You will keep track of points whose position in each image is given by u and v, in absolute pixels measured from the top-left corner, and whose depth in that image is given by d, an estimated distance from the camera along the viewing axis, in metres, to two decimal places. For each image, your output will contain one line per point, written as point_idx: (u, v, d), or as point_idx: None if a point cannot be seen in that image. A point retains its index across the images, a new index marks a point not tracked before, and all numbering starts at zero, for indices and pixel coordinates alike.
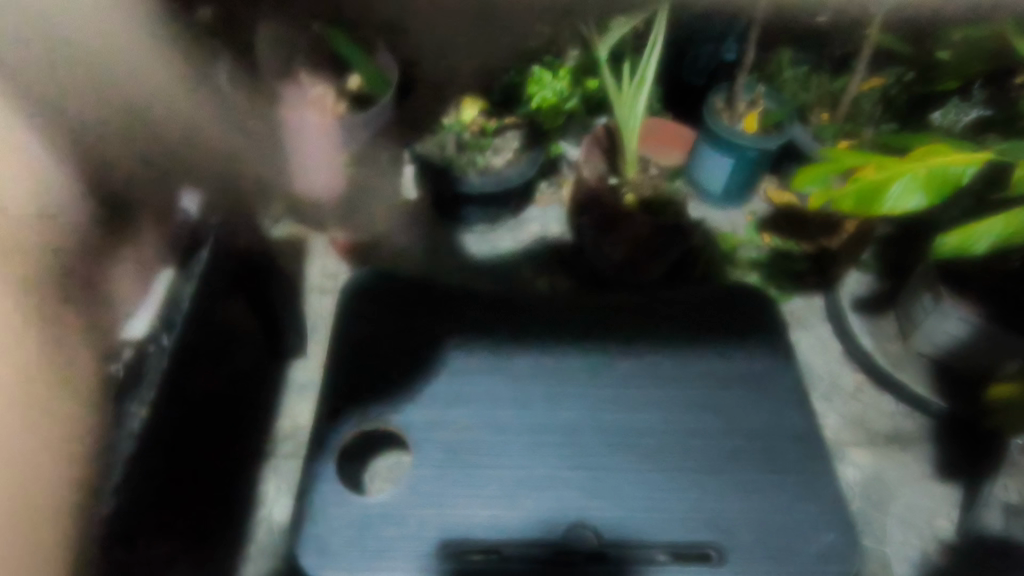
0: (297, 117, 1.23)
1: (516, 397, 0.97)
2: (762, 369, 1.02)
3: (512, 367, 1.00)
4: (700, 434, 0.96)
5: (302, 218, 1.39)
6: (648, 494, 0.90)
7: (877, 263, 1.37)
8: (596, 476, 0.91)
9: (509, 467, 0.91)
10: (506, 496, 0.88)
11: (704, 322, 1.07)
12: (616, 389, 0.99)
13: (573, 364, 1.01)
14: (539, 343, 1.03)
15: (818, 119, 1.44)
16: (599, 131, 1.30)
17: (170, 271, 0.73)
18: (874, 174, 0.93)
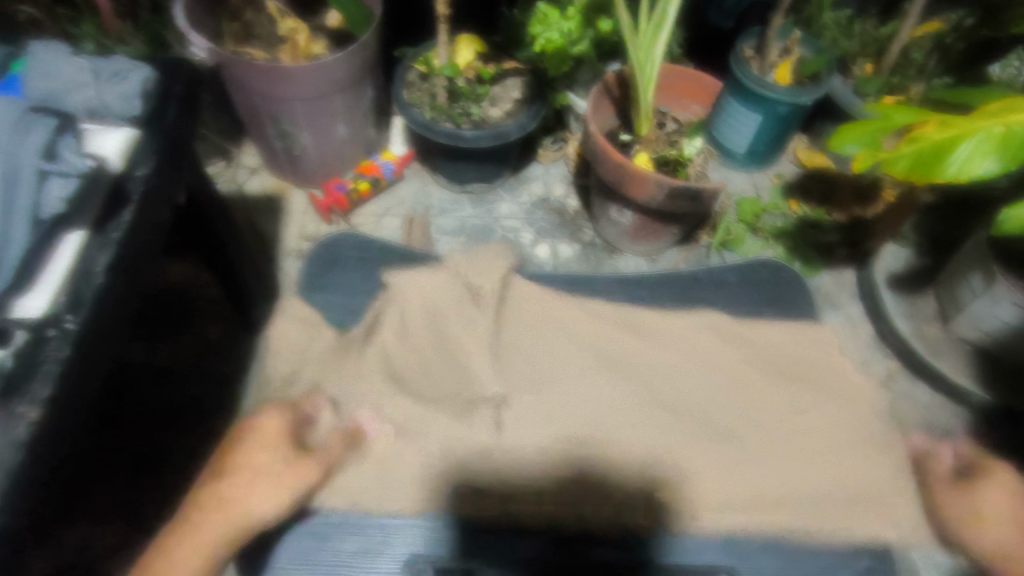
0: (266, 58, 1.08)
1: (521, 385, 0.80)
2: (789, 350, 0.89)
3: (518, 349, 0.84)
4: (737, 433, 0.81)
5: (279, 172, 1.26)
6: (687, 493, 0.77)
7: (919, 236, 1.22)
8: (619, 475, 0.77)
9: (519, 466, 0.76)
10: (510, 498, 0.75)
11: (732, 307, 0.94)
12: (642, 378, 0.84)
13: (587, 346, 0.85)
14: (549, 319, 0.87)
15: (862, 70, 1.26)
16: (610, 78, 1.13)
17: (81, 237, 0.56)
18: (938, 133, 0.80)
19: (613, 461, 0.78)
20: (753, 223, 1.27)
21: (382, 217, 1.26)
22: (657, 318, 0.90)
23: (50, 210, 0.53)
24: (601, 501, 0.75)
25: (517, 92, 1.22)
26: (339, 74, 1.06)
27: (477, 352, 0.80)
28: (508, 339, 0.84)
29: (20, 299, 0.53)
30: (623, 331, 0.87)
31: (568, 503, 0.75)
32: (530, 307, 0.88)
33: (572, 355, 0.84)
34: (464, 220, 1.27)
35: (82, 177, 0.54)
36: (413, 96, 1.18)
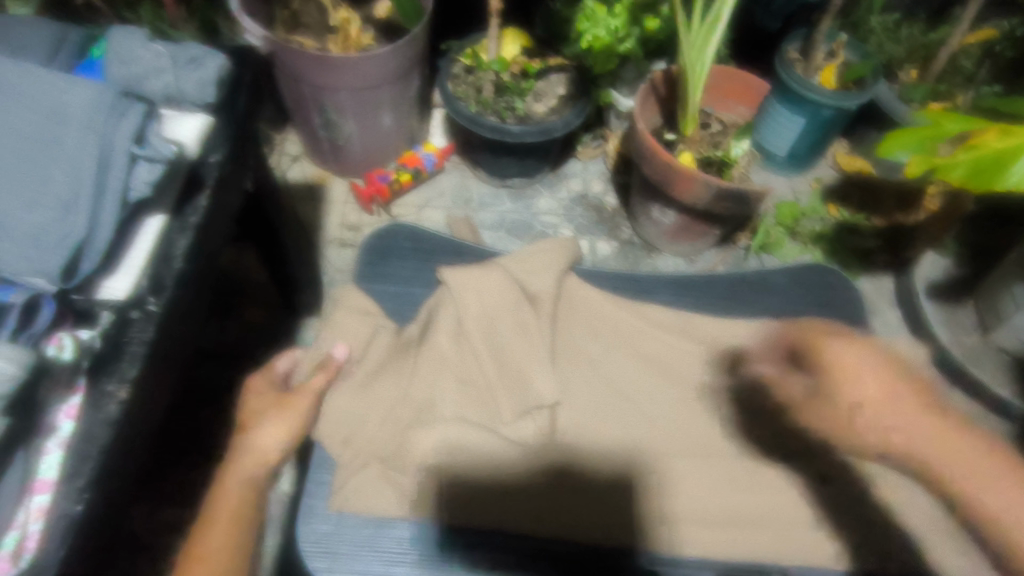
0: (316, 47, 1.08)
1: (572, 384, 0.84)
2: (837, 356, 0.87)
3: (578, 350, 0.86)
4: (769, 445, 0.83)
5: (320, 161, 1.27)
6: (671, 501, 0.78)
7: (960, 246, 1.21)
8: (622, 476, 0.79)
9: (529, 459, 0.78)
10: (518, 490, 0.76)
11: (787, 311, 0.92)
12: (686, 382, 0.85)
13: (628, 347, 0.87)
14: (592, 320, 0.88)
15: (908, 76, 1.26)
16: (657, 76, 1.13)
17: (162, 220, 0.57)
18: (998, 142, 0.80)
19: (620, 463, 0.80)
20: (793, 227, 1.27)
21: (422, 209, 1.27)
22: (711, 321, 0.89)
23: (139, 194, 0.54)
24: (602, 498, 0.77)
25: (561, 88, 1.22)
26: (389, 64, 1.06)
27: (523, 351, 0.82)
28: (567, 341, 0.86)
29: (104, 281, 0.53)
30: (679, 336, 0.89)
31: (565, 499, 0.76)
32: (590, 309, 0.89)
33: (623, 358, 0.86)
34: (504, 214, 1.28)
35: (168, 162, 0.55)
36: (459, 89, 1.18)
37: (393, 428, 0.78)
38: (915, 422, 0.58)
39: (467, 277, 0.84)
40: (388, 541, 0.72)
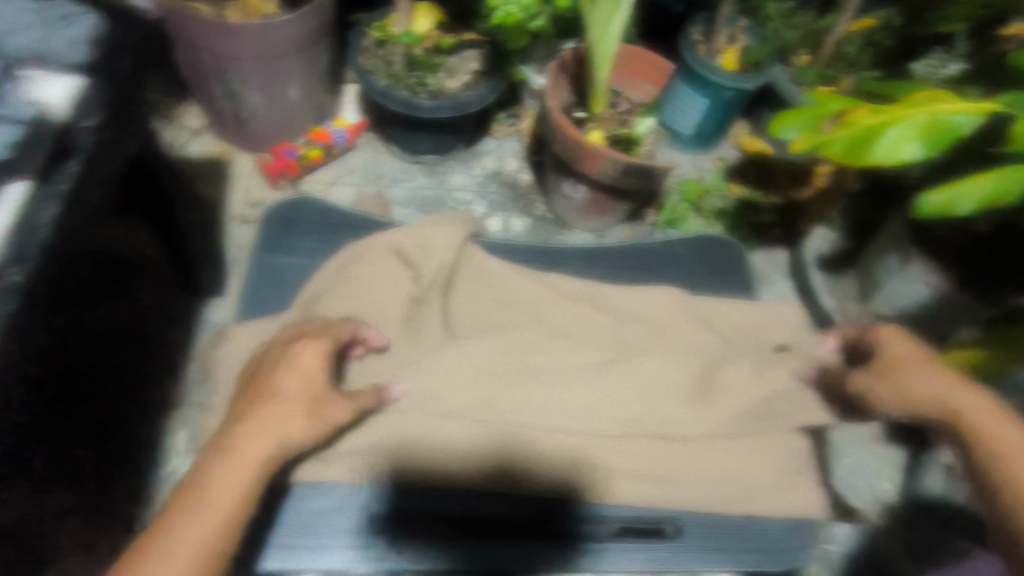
0: (214, 13, 1.03)
1: (546, 350, 0.79)
2: (755, 334, 0.86)
3: (546, 318, 0.83)
4: (706, 403, 0.78)
5: (224, 134, 1.21)
6: (656, 478, 0.74)
7: (846, 222, 1.31)
8: (613, 458, 0.75)
9: (510, 425, 0.74)
10: (500, 456, 0.73)
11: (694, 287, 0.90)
12: (650, 349, 0.82)
13: (564, 289, 0.86)
14: (514, 282, 0.85)
15: (800, 61, 1.35)
16: (567, 55, 1.15)
17: (23, 186, 0.53)
18: (870, 120, 0.86)
19: (632, 460, 0.75)
20: (697, 203, 1.34)
21: (332, 185, 1.24)
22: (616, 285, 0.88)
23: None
24: (579, 475, 0.74)
25: (475, 64, 1.22)
26: (293, 33, 1.02)
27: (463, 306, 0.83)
28: (503, 310, 0.83)
29: None
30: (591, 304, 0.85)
31: (537, 484, 0.73)
32: (480, 281, 0.85)
33: (600, 322, 0.83)
34: (417, 191, 1.27)
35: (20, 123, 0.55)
36: (368, 63, 1.16)
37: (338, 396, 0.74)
38: None
39: (375, 242, 0.84)
40: (336, 515, 0.71)
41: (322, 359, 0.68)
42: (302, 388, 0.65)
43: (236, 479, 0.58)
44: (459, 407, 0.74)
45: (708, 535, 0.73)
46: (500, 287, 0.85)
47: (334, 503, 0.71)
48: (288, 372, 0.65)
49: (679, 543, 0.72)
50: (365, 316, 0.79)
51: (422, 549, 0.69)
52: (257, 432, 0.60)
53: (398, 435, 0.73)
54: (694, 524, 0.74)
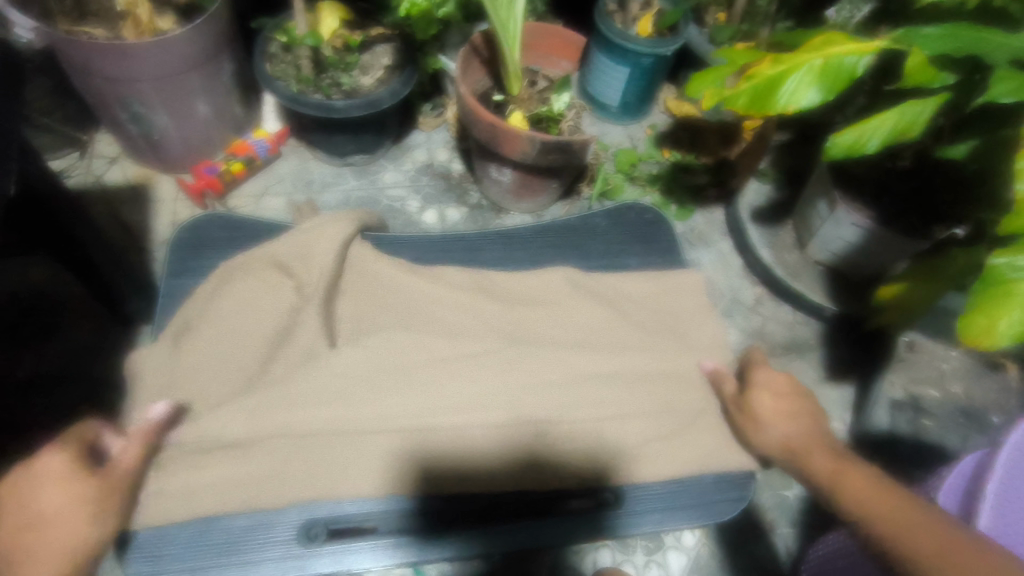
0: (107, 36, 1.01)
1: (431, 346, 0.78)
2: (668, 306, 0.88)
3: (433, 318, 0.82)
4: (622, 376, 0.80)
5: (141, 159, 1.18)
6: (602, 446, 0.75)
7: (776, 171, 1.34)
8: (550, 432, 0.75)
9: (440, 420, 0.74)
10: (444, 449, 0.73)
11: (611, 251, 0.92)
12: (546, 333, 0.83)
13: (453, 282, 0.85)
14: (399, 284, 0.83)
15: (715, 20, 1.35)
16: (478, 39, 1.14)
17: None
18: (769, 69, 0.87)
19: (572, 431, 0.75)
20: (631, 172, 1.35)
21: (261, 197, 1.22)
22: (508, 271, 0.88)
23: None
24: (528, 452, 0.74)
25: (387, 58, 1.20)
26: (190, 48, 1.00)
27: (360, 307, 0.81)
28: (389, 313, 0.81)
29: None
30: (489, 292, 0.85)
31: (493, 468, 0.73)
32: (383, 281, 0.83)
33: (492, 313, 0.83)
34: (349, 193, 1.25)
35: None
36: (278, 69, 1.14)
37: (217, 428, 0.72)
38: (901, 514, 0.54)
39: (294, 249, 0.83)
40: (260, 529, 0.69)
41: (75, 463, 0.60)
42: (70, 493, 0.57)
43: None
44: (389, 419, 0.74)
45: (649, 503, 0.74)
46: (390, 292, 0.83)
47: (244, 516, 0.69)
48: (39, 488, 0.56)
49: (630, 514, 0.72)
50: (262, 330, 0.78)
51: (392, 539, 0.69)
52: (31, 561, 0.53)
53: (319, 451, 0.71)
54: (639, 492, 0.74)
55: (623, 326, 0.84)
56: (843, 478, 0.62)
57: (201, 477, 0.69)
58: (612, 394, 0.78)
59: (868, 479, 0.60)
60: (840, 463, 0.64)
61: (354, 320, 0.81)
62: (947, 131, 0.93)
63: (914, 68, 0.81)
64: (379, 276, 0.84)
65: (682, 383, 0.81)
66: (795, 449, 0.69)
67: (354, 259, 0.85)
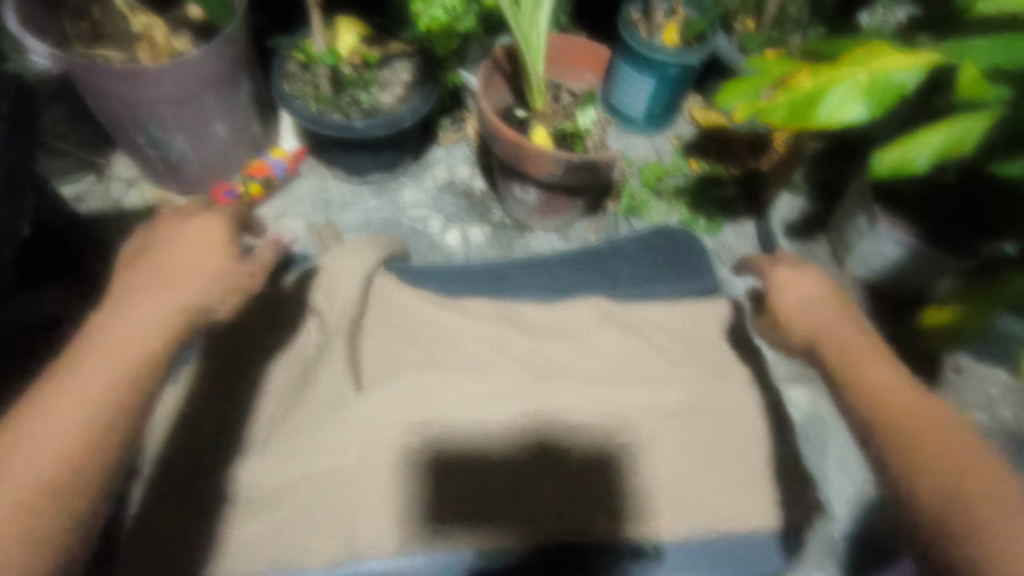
0: (124, 59, 0.99)
1: (456, 386, 0.74)
2: (706, 337, 0.83)
3: (460, 352, 0.78)
4: (656, 414, 0.75)
5: (159, 181, 1.16)
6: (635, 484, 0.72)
7: (809, 184, 1.29)
8: (575, 468, 0.72)
9: (466, 458, 0.71)
10: (471, 486, 0.70)
11: (642, 279, 0.89)
12: (572, 367, 0.78)
13: (479, 314, 0.82)
14: (423, 318, 0.80)
15: (744, 27, 1.30)
16: (499, 53, 1.11)
17: None
18: (809, 83, 0.82)
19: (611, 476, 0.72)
20: (656, 186, 1.30)
21: (279, 219, 1.19)
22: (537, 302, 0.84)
23: None
24: (556, 488, 0.71)
25: (406, 74, 1.17)
26: (208, 69, 0.98)
27: (383, 346, 0.78)
28: (412, 350, 0.78)
29: None
30: (515, 327, 0.81)
31: (517, 506, 0.70)
32: (408, 314, 0.80)
33: (518, 349, 0.79)
34: (369, 214, 1.22)
35: None
36: (294, 87, 1.12)
37: (236, 478, 0.69)
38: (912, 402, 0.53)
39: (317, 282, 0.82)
40: None
41: (224, 224, 0.66)
42: (199, 255, 0.62)
43: (137, 327, 0.54)
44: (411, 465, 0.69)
45: (685, 559, 0.70)
46: (414, 327, 0.79)
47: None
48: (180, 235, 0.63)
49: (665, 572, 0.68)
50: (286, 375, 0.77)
51: None
52: (143, 305, 0.55)
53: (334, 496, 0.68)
54: (674, 548, 0.70)
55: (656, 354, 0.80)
56: (876, 380, 0.55)
57: (229, 531, 0.68)
58: (646, 435, 0.74)
59: (895, 381, 0.55)
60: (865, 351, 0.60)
61: (377, 358, 0.78)
62: (1001, 148, 0.87)
63: (967, 82, 0.74)
64: (404, 309, 0.80)
65: (722, 421, 0.76)
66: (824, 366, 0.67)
67: (378, 293, 0.83)
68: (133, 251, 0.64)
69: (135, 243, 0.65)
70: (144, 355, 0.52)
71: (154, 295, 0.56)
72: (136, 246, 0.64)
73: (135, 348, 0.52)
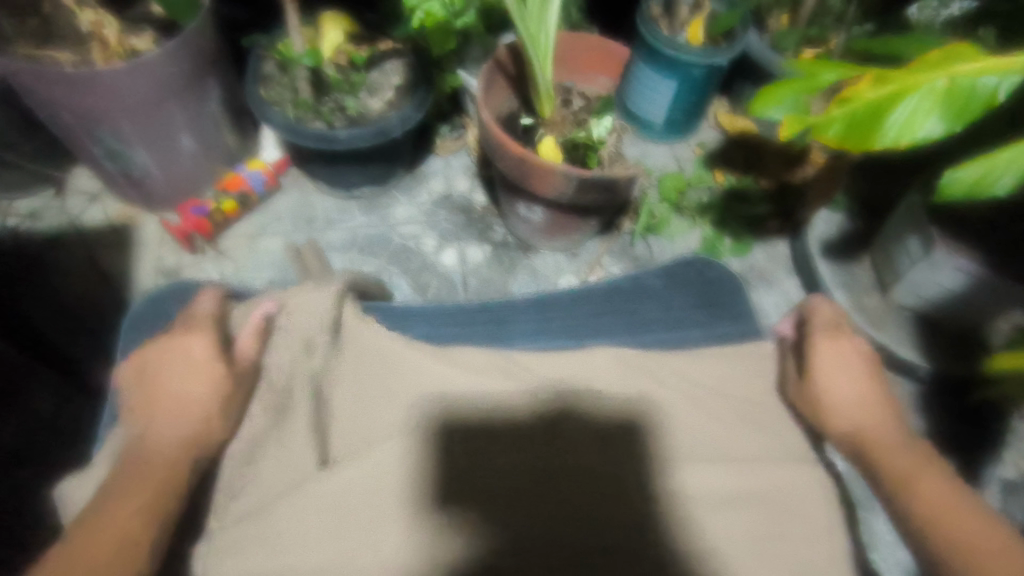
0: (74, 61, 0.87)
1: (447, 458, 0.61)
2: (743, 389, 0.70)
3: (449, 409, 0.64)
4: (699, 491, 0.60)
5: (123, 196, 1.04)
6: (694, 507, 0.60)
7: (851, 200, 1.13)
8: (614, 481, 0.62)
9: (482, 476, 0.61)
10: (499, 504, 0.60)
11: (671, 323, 0.76)
12: (597, 429, 0.64)
13: (473, 363, 0.68)
14: (401, 369, 0.66)
15: (778, 23, 1.16)
16: (502, 52, 0.97)
17: None
18: (873, 92, 0.68)
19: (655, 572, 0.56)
20: (678, 201, 1.16)
21: (257, 237, 1.07)
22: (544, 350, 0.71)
23: None
24: (600, 502, 0.60)
25: (399, 77, 1.04)
26: (166, 74, 0.85)
27: (360, 404, 0.65)
28: (390, 409, 0.64)
29: None
30: (519, 380, 0.67)
31: (562, 523, 0.59)
32: (388, 363, 0.67)
33: (524, 407, 0.65)
34: (356, 230, 1.10)
35: None
36: (273, 93, 0.99)
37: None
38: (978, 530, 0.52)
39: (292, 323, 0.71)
40: None
41: (212, 347, 0.65)
42: (189, 375, 0.63)
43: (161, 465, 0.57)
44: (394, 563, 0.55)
45: None
46: (395, 379, 0.66)
47: None
48: (177, 352, 0.64)
49: None
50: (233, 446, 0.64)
51: None
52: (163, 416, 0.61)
53: (330, 530, 0.57)
54: None
55: (683, 383, 0.68)
56: (910, 465, 0.58)
57: None
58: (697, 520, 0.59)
59: (944, 486, 0.56)
60: (915, 462, 0.59)
61: (349, 424, 0.64)
62: None
63: None
64: (382, 357, 0.67)
65: (788, 497, 0.61)
66: (866, 440, 0.63)
67: (350, 339, 0.69)
68: (130, 382, 0.64)
69: (136, 361, 0.64)
70: (176, 478, 0.57)
71: (178, 411, 0.61)
72: (135, 370, 0.64)
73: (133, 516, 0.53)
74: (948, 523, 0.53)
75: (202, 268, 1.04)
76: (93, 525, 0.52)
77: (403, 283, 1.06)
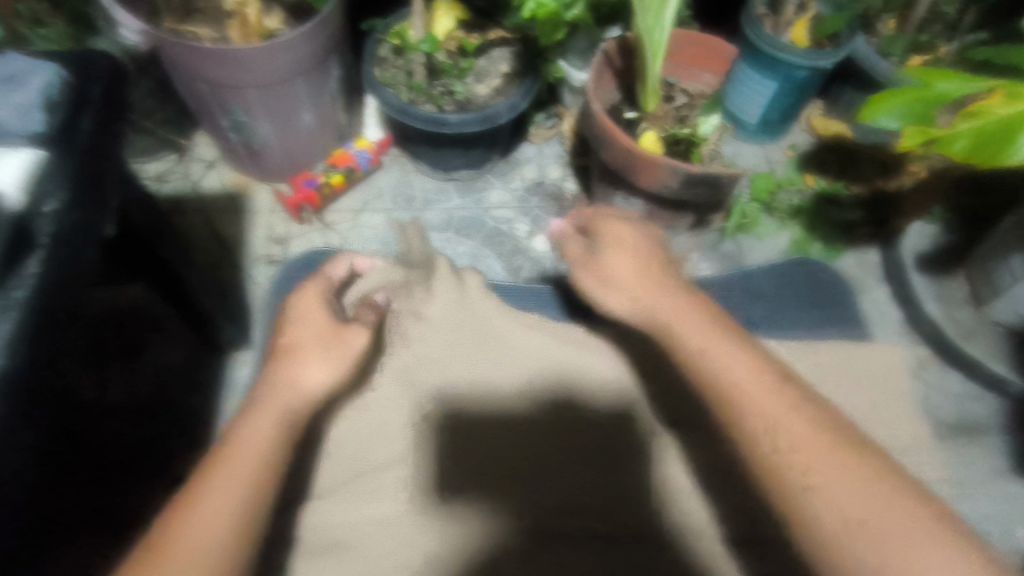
0: (213, 37, 0.93)
1: (499, 421, 0.79)
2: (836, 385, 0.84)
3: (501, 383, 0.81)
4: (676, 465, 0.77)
5: (240, 166, 1.11)
6: (673, 490, 0.75)
7: (949, 215, 1.11)
8: (613, 471, 0.77)
9: (507, 445, 0.78)
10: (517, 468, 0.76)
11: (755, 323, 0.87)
12: (607, 408, 0.81)
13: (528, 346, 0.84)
14: (477, 342, 0.84)
15: (886, 27, 1.14)
16: (613, 46, 0.99)
17: None
18: (1002, 108, 0.69)
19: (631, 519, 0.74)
20: (769, 201, 1.17)
21: (360, 212, 1.13)
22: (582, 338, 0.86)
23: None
24: (597, 475, 0.76)
25: (505, 65, 1.08)
26: (298, 54, 0.90)
27: (440, 368, 0.82)
28: (467, 375, 0.82)
29: None
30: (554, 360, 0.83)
31: (564, 494, 0.75)
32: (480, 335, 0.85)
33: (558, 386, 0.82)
34: (452, 212, 1.15)
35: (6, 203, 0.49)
36: (386, 75, 1.04)
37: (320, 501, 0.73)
38: (895, 530, 0.46)
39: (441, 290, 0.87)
40: None
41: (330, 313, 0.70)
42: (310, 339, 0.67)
43: (258, 446, 0.59)
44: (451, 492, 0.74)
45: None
46: (463, 353, 0.83)
47: None
48: (303, 318, 0.69)
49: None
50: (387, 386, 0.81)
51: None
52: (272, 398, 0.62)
53: (389, 489, 0.74)
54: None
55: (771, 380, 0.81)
56: (823, 457, 0.49)
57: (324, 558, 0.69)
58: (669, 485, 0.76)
59: (909, 508, 0.46)
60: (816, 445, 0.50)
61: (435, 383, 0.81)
62: None
63: None
64: (465, 331, 0.85)
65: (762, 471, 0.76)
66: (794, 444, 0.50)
67: (451, 307, 0.86)
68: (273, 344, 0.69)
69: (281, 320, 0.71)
70: (270, 467, 0.59)
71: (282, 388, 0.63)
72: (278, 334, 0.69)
73: (236, 500, 0.56)
74: (835, 500, 0.48)
75: (310, 238, 1.10)
76: (199, 508, 0.55)
77: (496, 265, 1.10)
